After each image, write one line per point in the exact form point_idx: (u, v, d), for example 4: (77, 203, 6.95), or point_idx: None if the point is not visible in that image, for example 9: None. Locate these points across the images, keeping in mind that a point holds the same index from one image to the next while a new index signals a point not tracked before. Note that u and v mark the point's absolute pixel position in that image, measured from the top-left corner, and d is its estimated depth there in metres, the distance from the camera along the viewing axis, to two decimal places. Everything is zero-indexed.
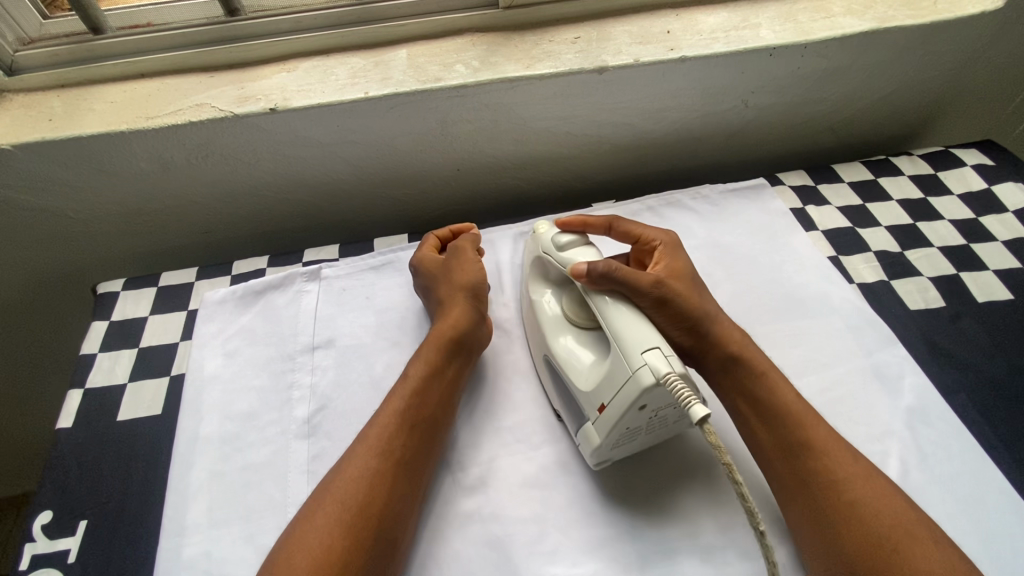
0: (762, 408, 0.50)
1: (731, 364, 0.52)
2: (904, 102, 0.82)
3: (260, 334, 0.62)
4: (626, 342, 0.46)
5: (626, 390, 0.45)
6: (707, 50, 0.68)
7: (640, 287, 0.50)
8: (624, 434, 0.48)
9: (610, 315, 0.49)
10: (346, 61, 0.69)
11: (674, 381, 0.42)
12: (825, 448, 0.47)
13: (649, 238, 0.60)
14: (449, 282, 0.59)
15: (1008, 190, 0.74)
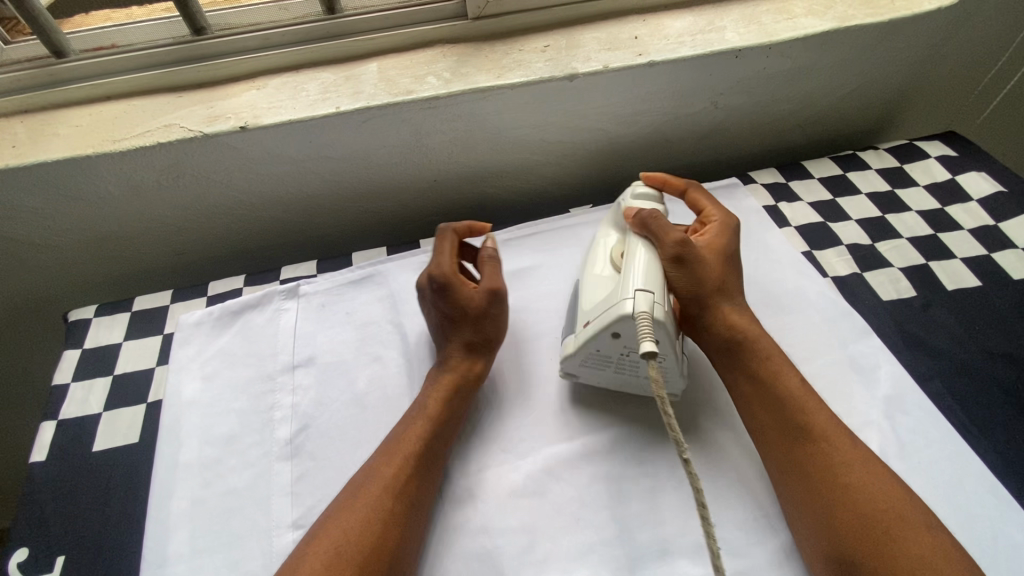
0: (764, 385, 0.51)
1: (735, 348, 0.53)
2: (869, 98, 0.84)
3: (239, 355, 0.61)
4: (631, 274, 0.51)
5: (609, 312, 0.50)
6: (674, 54, 0.69)
7: (665, 239, 0.54)
8: (597, 356, 0.53)
9: (632, 252, 0.54)
10: (316, 77, 0.69)
11: (643, 320, 0.47)
12: (826, 436, 0.48)
13: (709, 215, 0.60)
14: (459, 305, 0.56)
15: (971, 179, 0.77)
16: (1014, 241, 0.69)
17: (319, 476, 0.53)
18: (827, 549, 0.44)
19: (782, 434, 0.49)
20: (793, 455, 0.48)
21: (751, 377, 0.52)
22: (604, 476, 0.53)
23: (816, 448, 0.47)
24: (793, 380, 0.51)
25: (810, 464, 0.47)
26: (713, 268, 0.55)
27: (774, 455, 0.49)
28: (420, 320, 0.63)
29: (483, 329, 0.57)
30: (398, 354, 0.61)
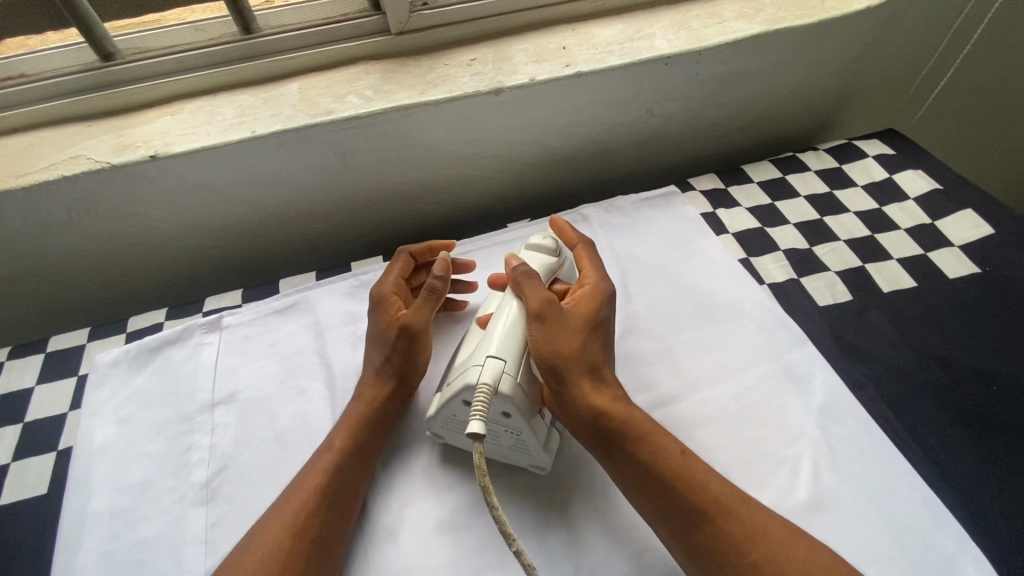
0: (643, 463, 0.47)
1: (607, 428, 0.48)
2: (809, 98, 0.83)
3: (156, 395, 0.58)
4: (490, 341, 0.50)
5: (459, 379, 0.49)
6: (603, 64, 0.68)
7: (530, 297, 0.53)
8: (454, 422, 0.51)
9: (499, 315, 0.53)
10: (234, 100, 0.66)
11: (482, 392, 0.46)
12: (722, 509, 0.44)
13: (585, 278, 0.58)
14: (377, 328, 0.57)
15: (909, 178, 0.76)
16: (950, 239, 0.69)
17: (235, 521, 0.50)
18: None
19: (675, 516, 0.45)
20: (693, 540, 0.44)
21: (632, 460, 0.47)
22: (531, 506, 0.51)
23: (715, 530, 0.43)
24: (674, 455, 0.47)
25: (711, 547, 0.43)
26: (574, 338, 0.51)
27: (675, 538, 0.45)
28: (347, 349, 0.61)
29: (391, 362, 0.55)
30: (323, 386, 0.59)
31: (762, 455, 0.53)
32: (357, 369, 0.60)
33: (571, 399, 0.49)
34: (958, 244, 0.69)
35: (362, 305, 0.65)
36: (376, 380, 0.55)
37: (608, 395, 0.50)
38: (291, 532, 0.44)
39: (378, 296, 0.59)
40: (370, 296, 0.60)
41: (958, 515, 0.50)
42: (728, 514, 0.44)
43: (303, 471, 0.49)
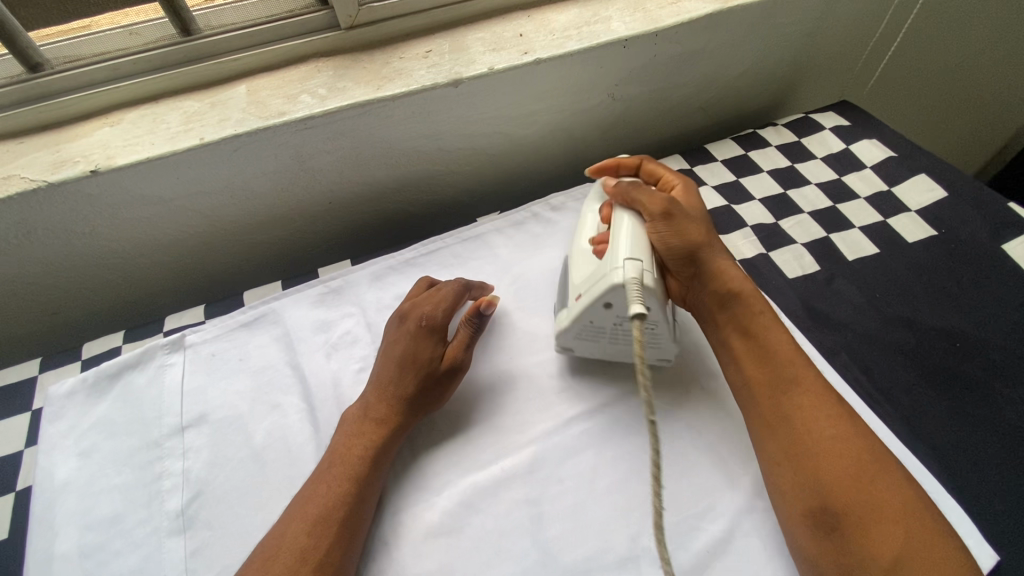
0: (750, 333, 0.51)
1: (732, 301, 0.52)
2: (765, 75, 0.84)
3: (120, 423, 0.55)
4: (619, 246, 0.49)
5: (600, 283, 0.48)
6: (560, 50, 0.67)
7: (649, 202, 0.53)
8: (588, 328, 0.52)
9: (617, 222, 0.53)
10: (178, 107, 0.62)
11: (635, 284, 0.46)
12: (813, 384, 0.47)
13: (671, 181, 0.60)
14: (422, 350, 0.54)
15: (864, 147, 0.78)
16: (907, 204, 0.71)
17: (216, 547, 0.48)
18: (807, 501, 0.43)
19: (766, 385, 0.48)
20: (778, 408, 0.47)
21: (741, 331, 0.51)
22: (524, 500, 0.50)
23: (799, 399, 0.46)
24: (781, 333, 0.50)
25: (792, 417, 0.46)
26: (701, 227, 0.54)
27: (756, 403, 0.48)
28: (321, 358, 0.59)
29: (428, 394, 0.53)
30: (299, 398, 0.57)
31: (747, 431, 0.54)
32: (333, 379, 0.58)
33: (711, 283, 0.53)
34: (914, 209, 0.71)
35: (332, 312, 0.63)
36: (386, 408, 0.51)
37: (733, 273, 0.53)
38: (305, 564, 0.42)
39: (429, 317, 0.55)
40: (407, 317, 0.56)
41: (932, 469, 0.52)
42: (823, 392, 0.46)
43: (297, 502, 0.46)
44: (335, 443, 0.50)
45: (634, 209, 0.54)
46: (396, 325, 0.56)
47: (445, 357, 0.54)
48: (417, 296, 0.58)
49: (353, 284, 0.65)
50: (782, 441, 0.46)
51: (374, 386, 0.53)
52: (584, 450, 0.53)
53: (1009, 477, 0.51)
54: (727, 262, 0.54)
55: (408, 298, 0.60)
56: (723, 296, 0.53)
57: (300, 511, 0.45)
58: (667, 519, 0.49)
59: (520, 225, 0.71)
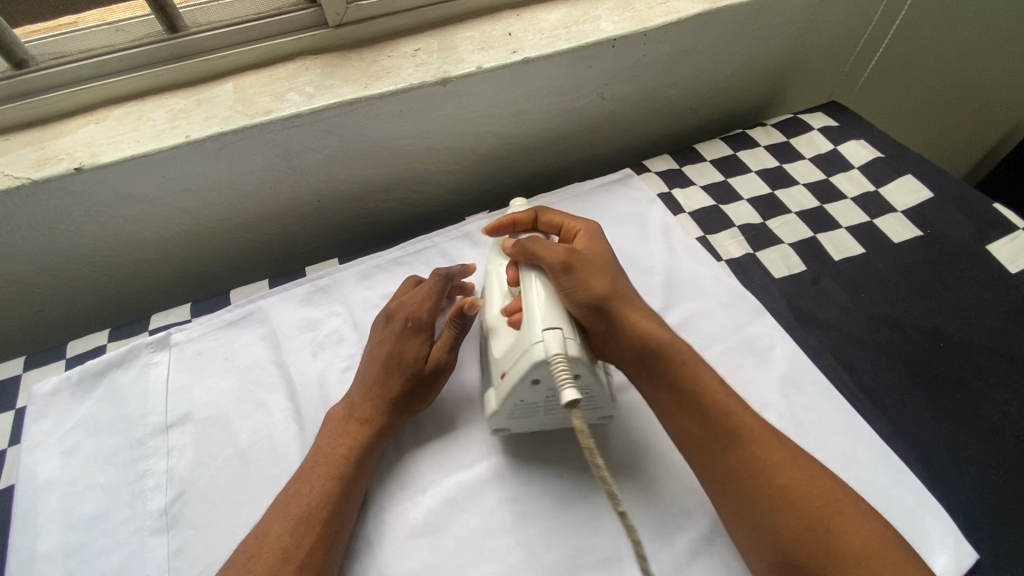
0: (676, 386, 0.48)
1: (650, 356, 0.49)
2: (754, 75, 0.84)
3: (103, 422, 0.55)
4: (534, 317, 0.47)
5: (523, 361, 0.46)
6: (548, 49, 0.67)
7: (548, 256, 0.51)
8: (521, 406, 0.49)
9: (526, 289, 0.51)
10: (164, 104, 0.62)
11: (559, 362, 0.43)
12: (755, 434, 0.45)
13: (573, 227, 0.56)
14: (407, 350, 0.54)
15: (852, 148, 0.79)
16: (894, 205, 0.72)
17: (199, 546, 0.48)
18: (772, 554, 0.42)
19: (705, 439, 0.46)
20: (722, 464, 0.45)
21: (666, 387, 0.49)
22: (508, 499, 0.51)
23: (744, 452, 0.45)
24: (713, 383, 0.48)
25: (742, 469, 0.44)
26: (604, 276, 0.51)
27: (699, 459, 0.46)
28: (307, 357, 0.59)
29: (412, 394, 0.53)
30: (284, 398, 0.57)
31: None
32: (318, 378, 0.58)
33: (624, 339, 0.49)
34: (901, 210, 0.71)
35: (318, 311, 0.63)
36: (368, 408, 0.51)
37: (638, 323, 0.50)
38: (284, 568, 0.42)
39: (416, 317, 0.55)
40: (390, 319, 0.56)
41: (913, 467, 0.52)
42: (765, 443, 0.45)
43: (280, 502, 0.46)
44: (319, 441, 0.50)
45: (537, 266, 0.52)
46: (382, 325, 0.56)
47: (430, 358, 0.54)
48: (404, 296, 0.58)
49: (340, 283, 0.65)
50: (738, 498, 0.44)
51: (360, 384, 0.53)
52: (569, 448, 0.53)
53: (989, 475, 0.52)
54: (636, 312, 0.50)
55: (399, 296, 0.59)
56: (645, 350, 0.49)
57: (277, 518, 0.45)
58: (651, 517, 0.49)
59: None
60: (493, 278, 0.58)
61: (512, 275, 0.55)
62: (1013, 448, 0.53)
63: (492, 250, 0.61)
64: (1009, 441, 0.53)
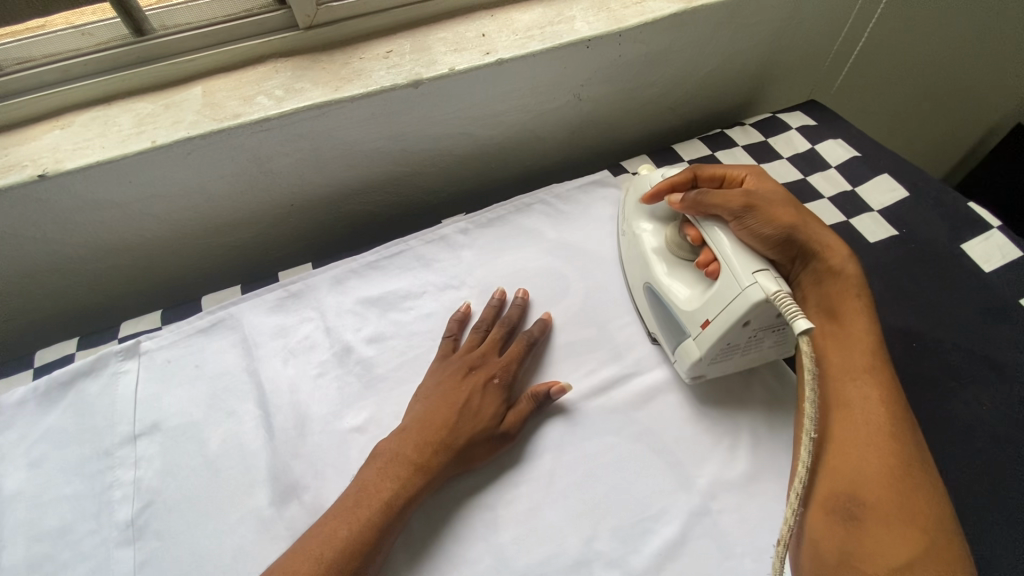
0: (834, 313, 0.53)
1: (828, 278, 0.55)
2: (732, 74, 0.84)
3: (70, 433, 0.54)
4: (734, 263, 0.50)
5: (735, 306, 0.48)
6: (523, 50, 0.66)
7: (727, 204, 0.53)
8: (722, 350, 0.51)
9: (712, 237, 0.53)
10: (130, 108, 0.61)
11: (783, 297, 0.46)
12: (882, 378, 0.48)
13: (736, 174, 0.60)
14: (485, 404, 0.53)
15: (830, 147, 0.79)
16: (870, 204, 0.72)
17: (166, 558, 0.48)
18: (835, 491, 0.44)
19: (837, 368, 0.50)
20: (839, 393, 0.49)
21: (825, 311, 0.54)
22: (480, 505, 0.50)
23: (864, 390, 0.48)
24: (858, 315, 0.52)
25: (850, 403, 0.47)
26: (787, 209, 0.55)
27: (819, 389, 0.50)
28: (279, 363, 0.59)
29: (476, 450, 0.51)
30: (255, 405, 0.56)
31: (702, 432, 0.54)
32: (289, 385, 0.57)
33: (815, 261, 0.55)
34: (876, 209, 0.71)
35: (291, 317, 0.62)
36: (427, 440, 0.50)
37: (834, 245, 0.55)
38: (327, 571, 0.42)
39: (501, 374, 0.55)
40: (467, 366, 0.55)
41: None
42: (888, 390, 0.48)
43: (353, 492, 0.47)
44: (363, 477, 0.48)
45: (712, 214, 0.54)
46: (461, 370, 0.55)
47: (503, 422, 0.53)
48: (483, 346, 0.58)
49: (313, 288, 0.64)
50: (837, 434, 0.47)
51: (422, 423, 0.51)
52: (541, 452, 0.53)
53: (959, 476, 0.52)
54: (827, 239, 0.55)
55: (465, 350, 0.58)
56: (821, 272, 0.55)
57: (339, 516, 0.46)
58: (622, 522, 0.49)
59: (485, 226, 0.71)
60: (641, 237, 0.61)
61: (682, 232, 0.57)
62: (983, 448, 0.53)
63: (632, 208, 0.64)
64: (979, 441, 0.54)
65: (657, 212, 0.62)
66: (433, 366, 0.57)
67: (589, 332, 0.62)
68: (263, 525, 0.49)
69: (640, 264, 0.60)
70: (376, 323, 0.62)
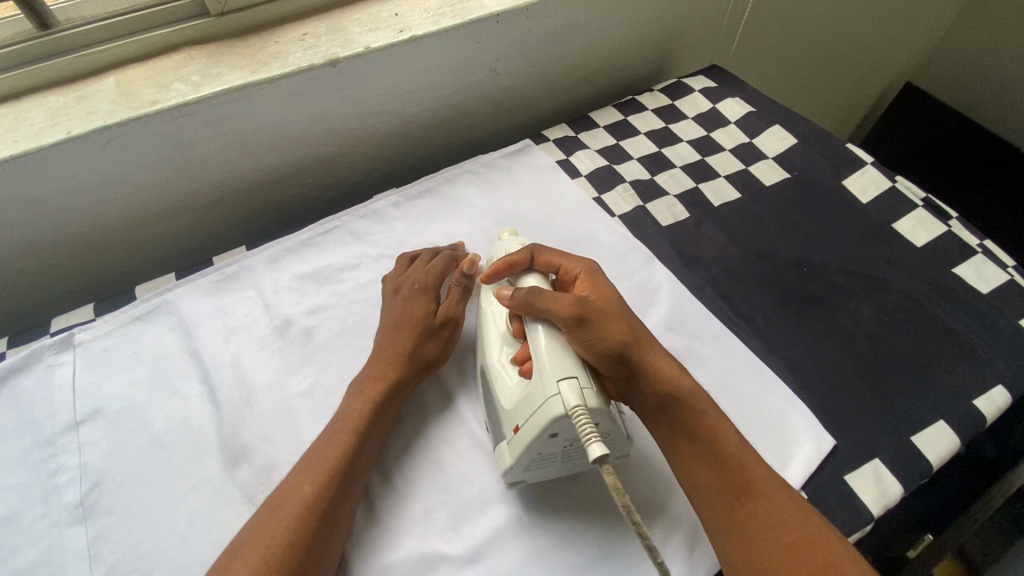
0: (699, 439, 0.48)
1: (672, 402, 0.49)
2: (638, 43, 0.90)
3: (8, 427, 0.54)
4: (547, 367, 0.46)
5: (540, 416, 0.44)
6: (435, 27, 0.69)
7: (557, 309, 0.49)
8: (535, 459, 0.47)
9: (533, 340, 0.49)
10: (42, 103, 0.61)
11: (581, 414, 0.42)
12: (772, 487, 0.45)
13: (572, 269, 0.55)
14: (413, 310, 0.57)
15: (728, 105, 0.86)
16: (765, 153, 0.79)
17: (119, 531, 0.49)
18: None
19: (721, 494, 0.46)
20: (735, 518, 0.45)
21: (684, 435, 0.48)
22: (425, 450, 0.54)
23: (755, 509, 0.44)
24: (721, 430, 0.48)
25: (750, 523, 0.44)
26: (620, 324, 0.50)
27: (713, 514, 0.46)
28: (220, 341, 0.60)
29: (425, 347, 0.55)
30: (198, 382, 0.57)
31: None
32: (232, 359, 0.59)
33: (644, 381, 0.49)
34: (771, 156, 0.79)
35: (228, 297, 0.64)
36: (380, 352, 0.55)
37: (667, 368, 0.50)
38: (309, 519, 0.44)
39: (422, 282, 0.59)
40: (393, 287, 0.60)
41: (785, 378, 0.59)
42: (774, 496, 0.45)
43: (338, 419, 0.51)
44: (345, 405, 0.52)
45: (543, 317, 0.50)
46: (389, 297, 0.60)
47: (440, 312, 0.58)
48: (405, 271, 0.62)
49: (248, 269, 0.66)
50: (751, 553, 0.43)
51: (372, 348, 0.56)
52: (475, 395, 0.57)
53: (848, 376, 0.59)
54: (656, 355, 0.51)
55: (393, 278, 0.62)
56: (662, 397, 0.49)
57: (328, 440, 0.49)
58: None
59: (415, 198, 0.74)
60: (489, 320, 0.55)
61: (512, 322, 0.54)
62: (864, 350, 0.61)
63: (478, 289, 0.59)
64: (859, 344, 0.61)
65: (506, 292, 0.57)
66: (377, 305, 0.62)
67: None
68: (215, 489, 0.51)
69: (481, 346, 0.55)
70: (315, 296, 0.64)
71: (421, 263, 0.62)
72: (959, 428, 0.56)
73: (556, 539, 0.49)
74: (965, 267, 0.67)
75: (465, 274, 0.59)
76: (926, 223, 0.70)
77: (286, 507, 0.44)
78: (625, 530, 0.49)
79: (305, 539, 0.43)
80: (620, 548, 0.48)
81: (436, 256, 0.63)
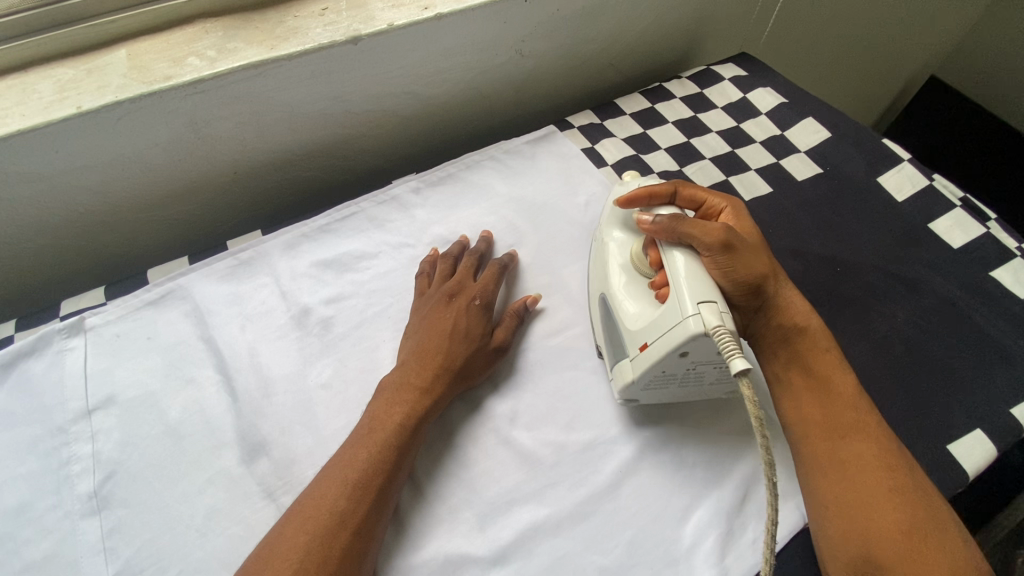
0: (812, 371, 0.52)
1: (796, 335, 0.53)
2: (667, 28, 0.86)
3: (18, 414, 0.52)
4: (684, 289, 0.46)
5: (673, 334, 0.45)
6: (460, 5, 0.66)
7: (705, 236, 0.49)
8: (658, 376, 0.49)
9: (670, 262, 0.49)
10: (50, 75, 0.58)
11: (722, 333, 0.42)
12: (868, 428, 0.48)
13: (714, 203, 0.58)
14: (472, 325, 0.55)
15: (759, 95, 0.83)
16: (797, 146, 0.77)
17: (135, 524, 0.48)
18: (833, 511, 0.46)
19: (820, 422, 0.49)
20: (834, 452, 0.48)
21: (800, 366, 0.52)
22: (448, 447, 0.52)
23: (848, 436, 0.48)
24: (834, 367, 0.51)
25: (822, 431, 0.49)
26: (762, 257, 0.52)
27: (807, 437, 0.50)
28: (236, 329, 0.58)
29: (474, 363, 0.54)
30: (214, 370, 0.56)
31: None
32: (249, 348, 0.57)
33: (779, 315, 0.53)
34: (803, 150, 0.76)
35: (244, 284, 0.62)
36: (421, 361, 0.52)
37: (799, 306, 0.54)
38: (343, 531, 0.42)
39: (481, 297, 0.57)
40: (444, 289, 0.58)
41: None
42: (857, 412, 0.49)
43: (368, 422, 0.49)
44: (374, 408, 0.50)
45: (684, 242, 0.50)
46: (442, 301, 0.57)
47: (493, 335, 0.56)
48: (457, 276, 0.60)
49: (264, 255, 0.64)
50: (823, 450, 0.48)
51: (418, 354, 0.53)
52: (503, 394, 0.55)
53: (881, 379, 0.58)
54: (793, 294, 0.54)
55: (438, 281, 0.60)
56: (789, 329, 0.53)
57: (357, 443, 0.47)
58: (583, 447, 0.52)
59: (436, 184, 0.71)
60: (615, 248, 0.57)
61: (646, 250, 0.54)
62: (898, 354, 0.59)
63: (610, 212, 0.60)
64: (893, 346, 0.60)
65: (630, 222, 0.58)
66: (415, 304, 0.59)
67: (543, 279, 0.64)
68: (232, 482, 0.50)
69: (602, 275, 0.57)
70: (334, 285, 0.62)
71: (471, 275, 0.61)
72: (996, 436, 0.54)
73: (584, 542, 0.48)
74: (1003, 270, 0.65)
75: (522, 307, 0.59)
76: (964, 223, 0.68)
77: (316, 516, 0.43)
78: (654, 533, 0.48)
79: (338, 555, 0.41)
80: (649, 553, 0.47)
81: (487, 266, 0.62)
